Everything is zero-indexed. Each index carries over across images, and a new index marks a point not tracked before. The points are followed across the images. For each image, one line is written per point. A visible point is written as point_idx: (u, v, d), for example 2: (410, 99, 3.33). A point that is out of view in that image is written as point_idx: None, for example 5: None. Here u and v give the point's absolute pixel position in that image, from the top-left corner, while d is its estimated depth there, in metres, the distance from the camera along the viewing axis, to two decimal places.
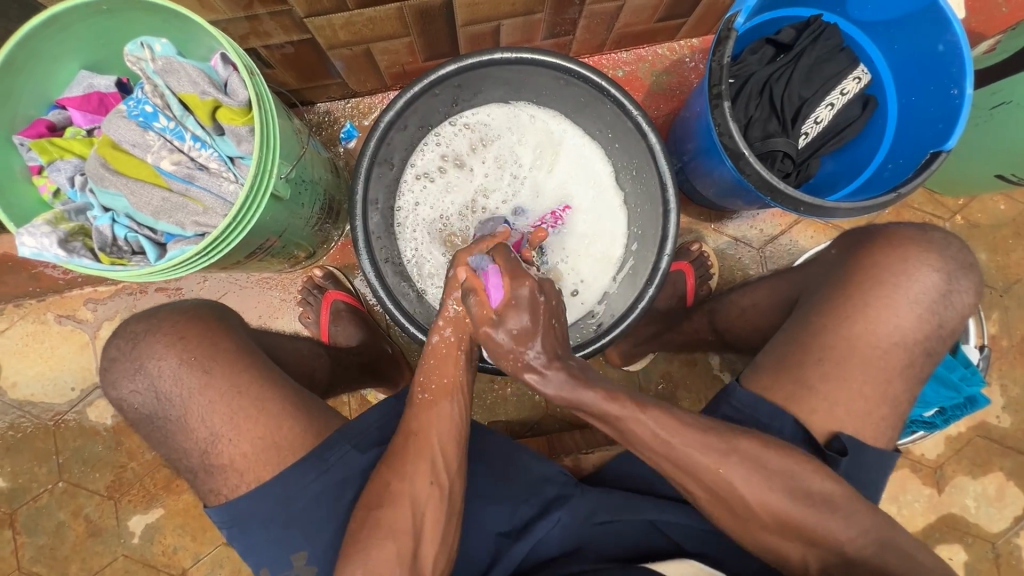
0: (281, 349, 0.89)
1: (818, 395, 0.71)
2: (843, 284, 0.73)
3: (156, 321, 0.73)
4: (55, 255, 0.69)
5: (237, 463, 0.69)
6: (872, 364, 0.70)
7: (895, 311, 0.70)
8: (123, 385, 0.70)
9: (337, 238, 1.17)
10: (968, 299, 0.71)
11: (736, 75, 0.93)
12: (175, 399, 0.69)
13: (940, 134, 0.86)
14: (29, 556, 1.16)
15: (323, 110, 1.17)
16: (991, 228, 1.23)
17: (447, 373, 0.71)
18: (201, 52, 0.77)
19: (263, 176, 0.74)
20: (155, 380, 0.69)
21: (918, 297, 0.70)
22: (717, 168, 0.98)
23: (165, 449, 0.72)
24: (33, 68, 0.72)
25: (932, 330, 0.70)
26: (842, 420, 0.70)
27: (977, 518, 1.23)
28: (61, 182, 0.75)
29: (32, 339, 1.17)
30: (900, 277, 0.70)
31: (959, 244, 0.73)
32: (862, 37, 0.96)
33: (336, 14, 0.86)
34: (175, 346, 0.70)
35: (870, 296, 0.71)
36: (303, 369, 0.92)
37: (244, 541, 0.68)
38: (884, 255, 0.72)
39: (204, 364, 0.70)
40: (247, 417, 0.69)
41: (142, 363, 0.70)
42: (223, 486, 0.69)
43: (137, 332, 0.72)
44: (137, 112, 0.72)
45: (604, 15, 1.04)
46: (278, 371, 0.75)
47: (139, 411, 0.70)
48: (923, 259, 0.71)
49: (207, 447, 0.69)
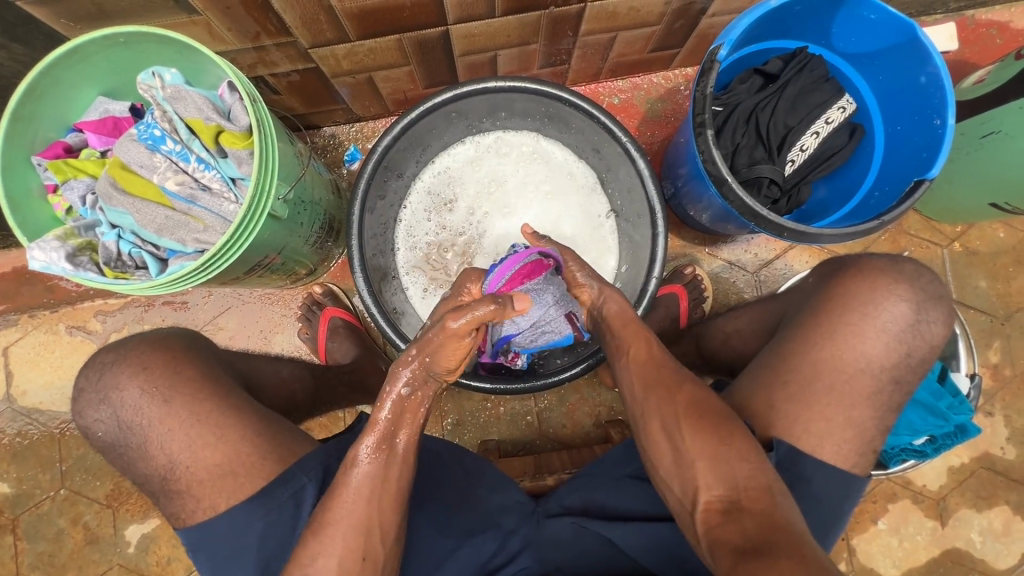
0: (262, 372, 0.90)
1: (782, 419, 0.70)
2: (813, 312, 0.73)
3: (124, 351, 0.75)
4: (62, 268, 0.73)
5: (220, 475, 0.70)
6: (839, 388, 0.69)
7: (863, 337, 0.70)
8: (89, 414, 0.73)
9: (337, 257, 1.20)
10: (937, 328, 0.71)
11: (724, 104, 0.96)
12: (136, 427, 0.71)
13: (924, 163, 0.87)
14: (28, 562, 1.18)
15: (328, 133, 1.22)
16: (991, 256, 1.22)
17: (403, 429, 0.68)
18: (209, 80, 0.82)
19: (262, 196, 0.78)
20: (117, 409, 0.72)
21: (887, 326, 0.70)
22: (707, 193, 1.01)
23: (131, 475, 0.74)
24: (53, 94, 0.77)
25: (900, 358, 0.70)
26: (816, 444, 0.69)
27: (983, 553, 1.19)
28: (74, 200, 0.79)
29: (44, 349, 1.22)
30: (867, 306, 0.71)
31: (929, 276, 0.73)
32: (849, 68, 0.98)
33: (338, 45, 0.90)
34: (138, 376, 0.72)
35: (837, 323, 0.71)
36: (282, 394, 0.92)
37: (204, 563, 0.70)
38: (853, 284, 0.72)
39: (164, 394, 0.72)
40: (205, 441, 0.71)
41: (107, 394, 0.72)
42: (181, 511, 0.71)
43: (105, 363, 0.74)
44: (147, 136, 0.77)
45: (599, 46, 1.08)
46: (246, 397, 0.77)
47: (102, 439, 0.73)
48: (890, 288, 0.72)
49: (167, 474, 0.71)
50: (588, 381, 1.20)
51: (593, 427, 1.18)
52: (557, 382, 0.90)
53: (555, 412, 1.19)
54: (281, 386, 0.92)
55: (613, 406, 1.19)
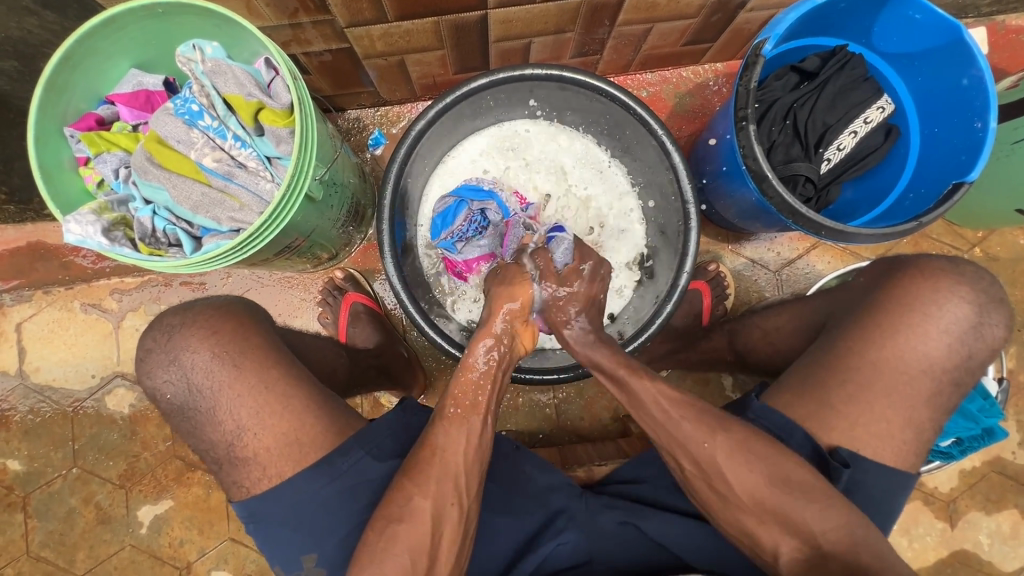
0: (305, 347, 0.92)
1: (844, 422, 0.71)
2: (872, 311, 0.74)
3: (192, 314, 0.74)
4: (98, 242, 0.72)
5: (261, 456, 0.70)
6: (903, 391, 0.70)
7: (927, 338, 0.70)
8: (158, 375, 0.72)
9: (358, 242, 1.18)
10: (998, 331, 0.71)
11: (761, 100, 0.95)
12: (205, 391, 0.71)
13: (963, 165, 0.87)
14: (38, 541, 1.17)
15: (353, 117, 1.20)
16: (1011, 262, 1.22)
17: (482, 392, 0.71)
18: (246, 56, 0.80)
19: (300, 177, 0.77)
20: (188, 371, 0.71)
21: (949, 328, 0.70)
22: (739, 190, 0.98)
23: (193, 440, 0.73)
24: (88, 64, 0.75)
25: (962, 360, 0.71)
26: (876, 446, 0.70)
27: (990, 555, 1.21)
28: (106, 174, 0.77)
29: (58, 326, 1.20)
30: (930, 307, 0.71)
31: (989, 278, 0.73)
32: (887, 68, 0.97)
33: (375, 26, 0.89)
34: (209, 339, 0.72)
35: (898, 323, 0.71)
36: (325, 368, 0.94)
37: (261, 536, 0.70)
38: (915, 284, 0.73)
39: (235, 358, 0.72)
40: (274, 408, 0.71)
41: (176, 355, 0.71)
42: (246, 478, 0.71)
43: (173, 325, 0.73)
44: (183, 111, 0.75)
45: (632, 37, 1.06)
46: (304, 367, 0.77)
47: (170, 402, 0.72)
48: (954, 289, 0.72)
49: (233, 440, 0.71)
50: None
51: (612, 420, 1.18)
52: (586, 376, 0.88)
53: (573, 405, 1.19)
54: (323, 360, 0.94)
55: None
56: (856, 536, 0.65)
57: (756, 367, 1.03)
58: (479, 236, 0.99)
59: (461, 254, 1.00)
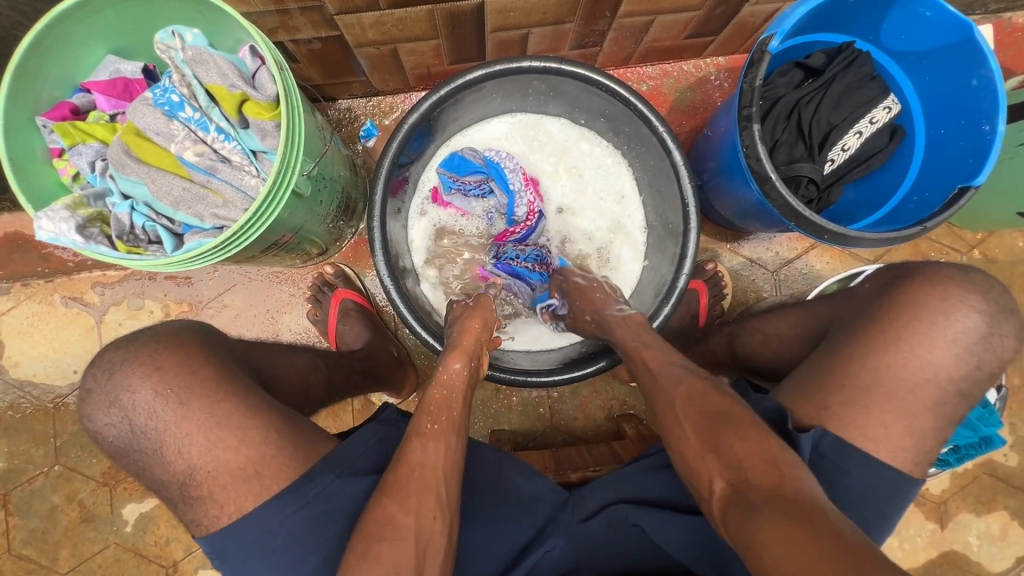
0: (272, 367, 0.86)
1: (845, 431, 0.70)
2: (879, 318, 0.72)
3: (135, 348, 0.71)
4: (72, 240, 0.68)
5: (216, 493, 0.68)
6: (905, 402, 0.69)
7: (931, 347, 0.69)
8: (99, 417, 0.70)
9: (349, 237, 1.15)
10: (1008, 343, 0.70)
11: (765, 97, 0.92)
12: (150, 432, 0.68)
13: (969, 169, 0.85)
14: (20, 538, 1.14)
15: (344, 107, 1.16)
16: (1009, 264, 1.21)
17: (455, 408, 0.73)
18: (229, 43, 0.76)
19: (286, 172, 0.73)
20: (129, 414, 0.68)
21: (958, 337, 0.69)
22: (740, 189, 0.96)
23: (145, 480, 0.71)
24: (61, 50, 0.71)
25: (968, 370, 0.69)
26: (879, 457, 0.69)
27: (979, 557, 1.21)
28: (82, 166, 0.74)
29: (38, 320, 1.16)
30: (938, 316, 0.70)
31: (1001, 289, 0.72)
32: (893, 67, 0.95)
33: (367, 13, 0.85)
34: (151, 376, 0.69)
35: (905, 332, 0.70)
36: (297, 386, 0.89)
37: (227, 570, 0.68)
38: (922, 292, 0.71)
39: (181, 395, 0.68)
40: (226, 444, 0.68)
41: (117, 396, 0.69)
42: (203, 517, 0.68)
43: (113, 362, 0.71)
44: (163, 101, 0.71)
45: (634, 28, 1.03)
46: (261, 395, 0.73)
47: (114, 444, 0.70)
48: (963, 298, 0.71)
49: (185, 479, 0.68)
50: (602, 374, 1.18)
51: (606, 420, 1.17)
52: (579, 377, 0.88)
53: (567, 405, 1.17)
54: (294, 378, 0.89)
55: (625, 400, 1.18)
56: None
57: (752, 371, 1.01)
58: (473, 198, 1.04)
59: (449, 195, 1.04)
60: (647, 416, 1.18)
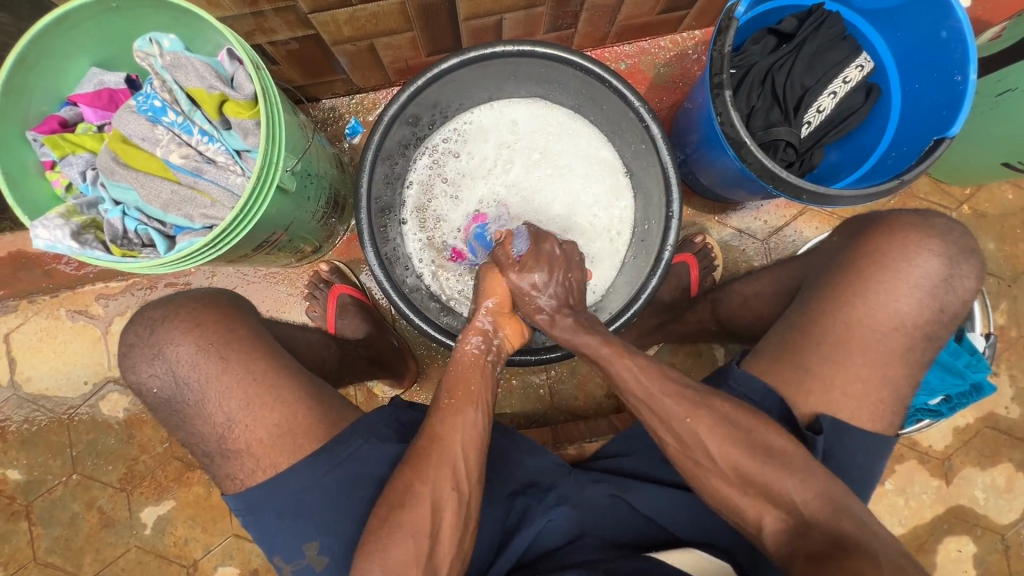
0: (293, 340, 0.92)
1: (828, 388, 0.71)
2: (855, 276, 0.73)
3: (174, 308, 0.75)
4: (67, 246, 0.71)
5: (253, 447, 0.71)
6: (888, 356, 0.70)
7: (897, 293, 0.70)
8: (142, 369, 0.73)
9: (342, 233, 1.18)
10: (977, 289, 0.71)
11: (739, 65, 0.94)
12: (193, 384, 0.72)
13: (944, 120, 0.86)
14: (44, 547, 1.18)
15: (328, 106, 1.19)
16: (999, 217, 1.21)
17: (472, 382, 0.74)
18: (209, 48, 0.78)
19: (269, 169, 0.76)
20: (173, 365, 0.72)
21: (929, 289, 0.70)
22: (720, 159, 0.98)
23: (183, 434, 0.74)
24: (45, 66, 0.74)
25: (941, 319, 0.71)
26: (861, 412, 0.70)
27: (986, 510, 1.22)
28: (73, 177, 0.76)
29: (46, 335, 1.19)
30: (909, 268, 0.70)
31: (969, 236, 0.73)
32: (865, 25, 0.96)
33: (339, 10, 0.87)
34: (192, 332, 0.73)
35: (868, 280, 0.71)
36: (314, 358, 0.96)
37: (256, 526, 0.71)
38: (891, 245, 0.72)
39: (221, 350, 0.73)
40: (262, 401, 0.72)
41: (161, 348, 0.72)
42: (239, 470, 0.72)
43: (155, 319, 0.74)
44: (146, 107, 0.74)
45: (606, 8, 1.04)
46: (292, 359, 0.78)
47: (157, 395, 0.73)
48: (923, 243, 0.71)
49: (224, 432, 0.72)
50: None
51: (605, 398, 1.19)
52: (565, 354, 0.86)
53: (566, 385, 1.19)
54: (313, 352, 0.95)
55: None
56: (843, 506, 0.64)
57: (740, 335, 1.03)
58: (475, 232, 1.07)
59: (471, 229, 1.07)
60: None
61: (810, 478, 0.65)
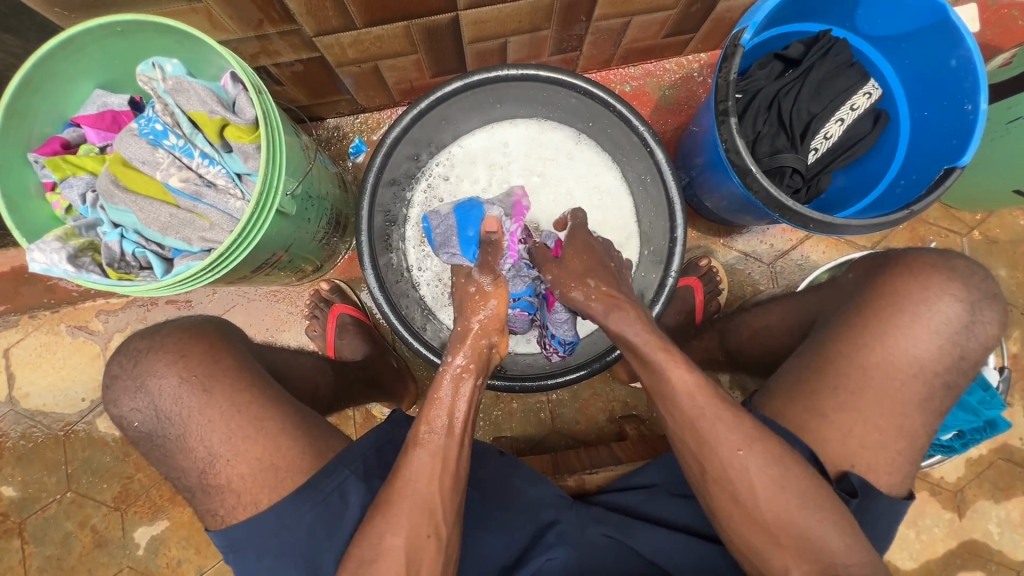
0: (283, 364, 0.90)
1: (837, 428, 0.69)
2: (864, 312, 0.71)
3: (159, 338, 0.74)
4: (64, 270, 0.70)
5: (234, 483, 0.70)
6: (895, 396, 0.68)
7: (917, 338, 0.68)
8: (125, 403, 0.72)
9: (343, 252, 1.17)
10: (991, 329, 0.69)
11: (744, 90, 0.93)
12: (175, 418, 0.70)
13: (954, 150, 0.84)
14: (36, 566, 1.16)
15: (332, 125, 1.19)
16: (1010, 244, 1.19)
17: (455, 415, 0.68)
18: (212, 71, 0.78)
19: (269, 194, 0.76)
20: (155, 399, 0.71)
21: (942, 329, 0.68)
22: (726, 183, 0.96)
23: (166, 469, 0.73)
24: (49, 89, 0.74)
25: (954, 360, 0.68)
26: (870, 453, 0.68)
27: (1001, 545, 1.18)
28: (74, 199, 0.76)
29: (45, 350, 1.19)
30: (921, 306, 0.68)
31: (983, 273, 0.71)
32: (873, 52, 0.95)
33: (344, 33, 0.87)
34: (176, 364, 0.71)
35: (888, 323, 0.69)
36: (308, 385, 0.93)
37: (237, 565, 0.69)
38: (903, 282, 0.70)
39: (204, 383, 0.71)
40: (244, 434, 0.71)
41: (143, 381, 0.71)
42: (219, 506, 0.71)
43: (139, 350, 0.73)
44: (148, 131, 0.74)
45: (611, 31, 1.03)
46: (280, 390, 0.77)
47: (139, 429, 0.72)
48: (946, 287, 0.69)
49: (205, 467, 0.70)
50: (601, 376, 1.17)
51: (608, 422, 1.17)
52: (577, 378, 0.87)
53: (568, 409, 1.17)
54: (306, 380, 0.93)
55: (627, 402, 1.17)
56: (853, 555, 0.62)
57: (747, 364, 1.01)
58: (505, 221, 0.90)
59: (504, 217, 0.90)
60: (651, 417, 1.17)
61: (819, 525, 0.62)
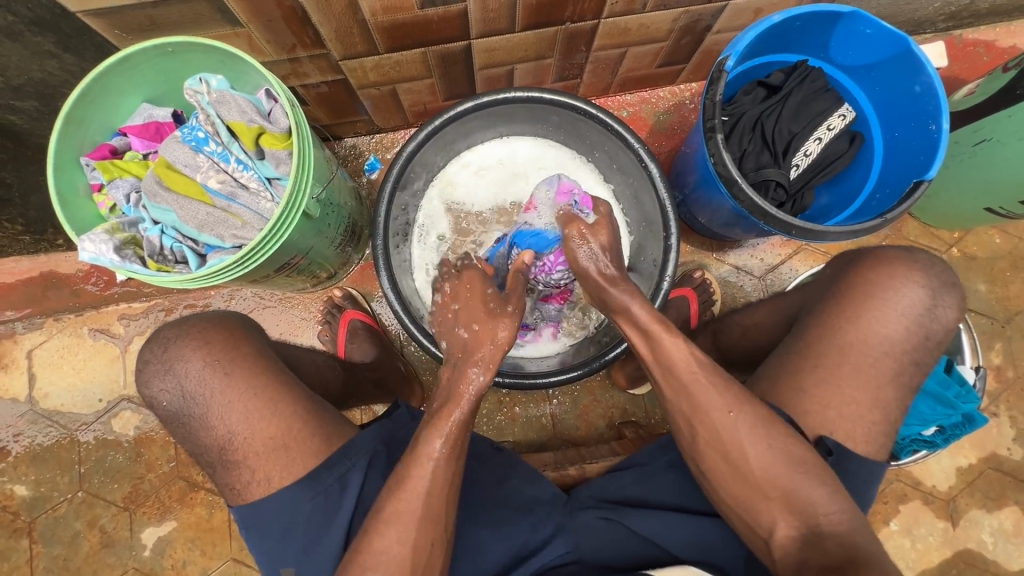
0: (295, 358, 0.95)
1: (817, 407, 0.73)
2: (839, 301, 0.77)
3: (185, 328, 0.80)
4: (110, 259, 0.78)
5: (249, 460, 0.74)
6: (867, 375, 0.73)
7: (887, 321, 0.74)
8: (154, 384, 0.77)
9: (356, 262, 1.24)
10: (951, 313, 0.75)
11: (730, 113, 1.02)
12: (199, 397, 0.76)
13: (921, 165, 0.93)
14: (42, 566, 1.18)
15: (349, 144, 1.28)
16: (988, 260, 1.26)
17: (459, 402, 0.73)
18: (248, 88, 0.87)
19: (298, 196, 0.82)
20: (182, 380, 0.76)
21: (907, 311, 0.74)
22: (716, 198, 1.04)
23: (189, 445, 0.77)
24: (103, 101, 0.82)
25: (920, 340, 0.74)
26: (851, 429, 0.72)
27: (995, 555, 1.20)
28: (119, 198, 0.83)
29: (67, 351, 1.24)
30: (888, 292, 0.75)
31: (943, 264, 0.77)
32: (847, 80, 1.04)
33: (367, 58, 0.96)
34: (201, 349, 0.77)
35: (861, 308, 0.75)
36: (317, 377, 0.98)
37: (251, 541, 0.73)
38: (875, 271, 0.76)
39: (226, 366, 0.77)
40: (261, 413, 0.75)
41: (171, 365, 0.76)
42: (237, 482, 0.75)
43: (168, 338, 0.79)
44: (190, 138, 0.82)
45: (609, 60, 1.13)
46: (291, 374, 0.82)
47: (166, 409, 0.76)
48: (908, 275, 0.76)
49: (225, 444, 0.75)
50: (600, 382, 1.22)
51: (607, 428, 1.20)
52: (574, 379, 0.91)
53: (569, 415, 1.21)
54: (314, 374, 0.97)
55: (625, 407, 1.22)
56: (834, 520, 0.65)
57: (738, 362, 1.06)
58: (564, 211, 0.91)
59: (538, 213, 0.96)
60: (649, 422, 1.22)
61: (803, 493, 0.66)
